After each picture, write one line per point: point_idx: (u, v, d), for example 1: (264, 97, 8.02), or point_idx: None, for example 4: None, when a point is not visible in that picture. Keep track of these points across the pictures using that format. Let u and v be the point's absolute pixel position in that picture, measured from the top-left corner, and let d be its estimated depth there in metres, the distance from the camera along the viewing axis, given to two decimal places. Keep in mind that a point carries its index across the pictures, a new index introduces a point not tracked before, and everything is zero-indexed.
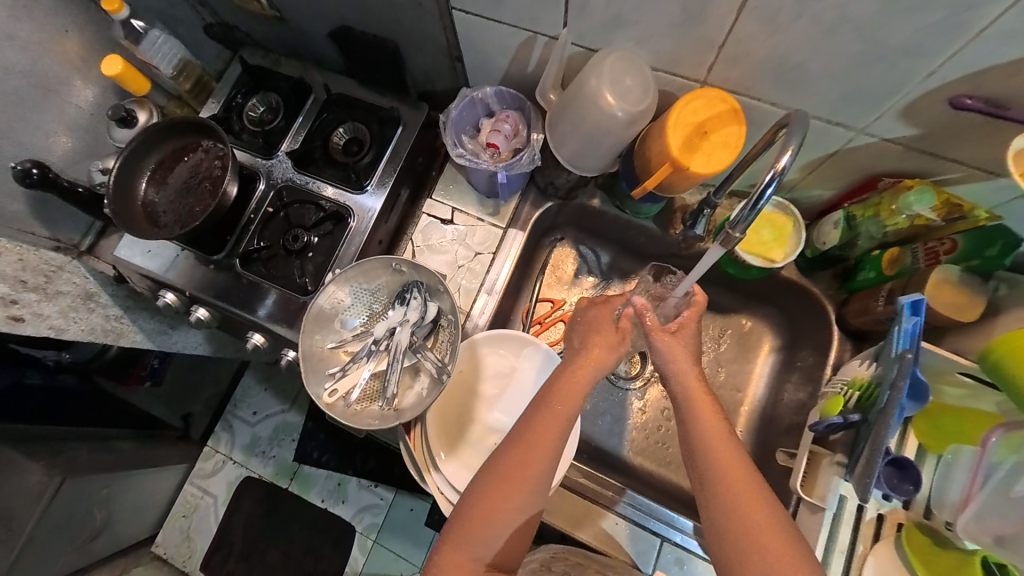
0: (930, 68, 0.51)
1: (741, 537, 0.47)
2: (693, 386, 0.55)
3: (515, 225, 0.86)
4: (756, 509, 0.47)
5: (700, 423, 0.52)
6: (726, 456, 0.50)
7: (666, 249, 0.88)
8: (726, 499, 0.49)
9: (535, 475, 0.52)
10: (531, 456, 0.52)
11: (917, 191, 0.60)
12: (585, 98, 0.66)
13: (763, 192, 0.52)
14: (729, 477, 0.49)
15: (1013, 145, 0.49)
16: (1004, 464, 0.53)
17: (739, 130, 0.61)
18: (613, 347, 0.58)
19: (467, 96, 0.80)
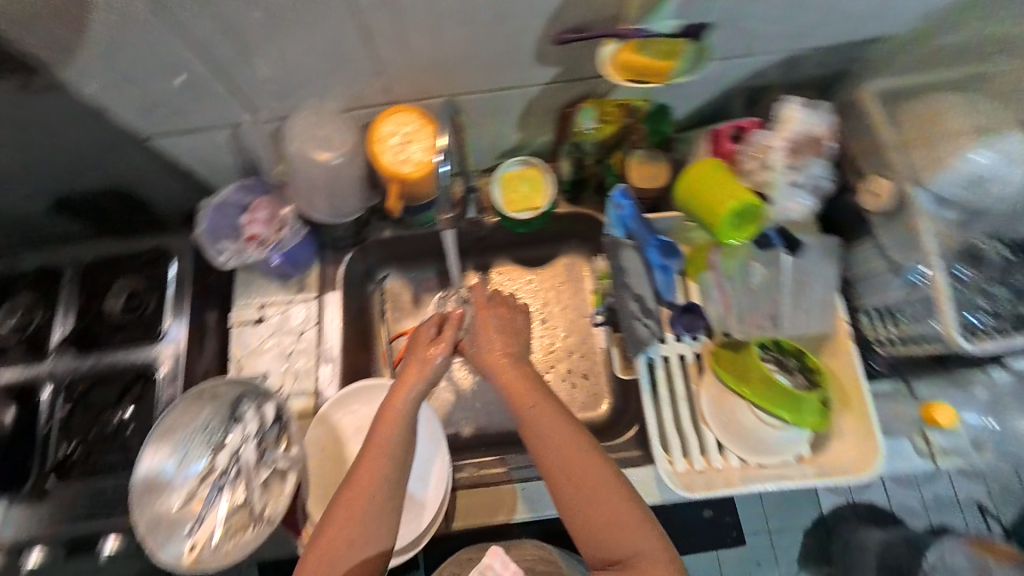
0: (526, 24, 0.62)
1: (575, 479, 0.58)
2: (515, 369, 0.65)
3: (329, 288, 0.87)
4: (581, 451, 0.59)
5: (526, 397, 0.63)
6: (553, 426, 0.61)
7: (471, 237, 0.95)
8: (554, 452, 0.60)
9: (359, 527, 0.53)
10: (362, 495, 0.54)
11: (581, 111, 0.76)
12: (300, 161, 0.70)
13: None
14: (559, 444, 0.60)
15: (602, 56, 0.63)
16: (729, 268, 0.71)
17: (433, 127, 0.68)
18: (421, 370, 0.63)
19: (210, 205, 0.81)
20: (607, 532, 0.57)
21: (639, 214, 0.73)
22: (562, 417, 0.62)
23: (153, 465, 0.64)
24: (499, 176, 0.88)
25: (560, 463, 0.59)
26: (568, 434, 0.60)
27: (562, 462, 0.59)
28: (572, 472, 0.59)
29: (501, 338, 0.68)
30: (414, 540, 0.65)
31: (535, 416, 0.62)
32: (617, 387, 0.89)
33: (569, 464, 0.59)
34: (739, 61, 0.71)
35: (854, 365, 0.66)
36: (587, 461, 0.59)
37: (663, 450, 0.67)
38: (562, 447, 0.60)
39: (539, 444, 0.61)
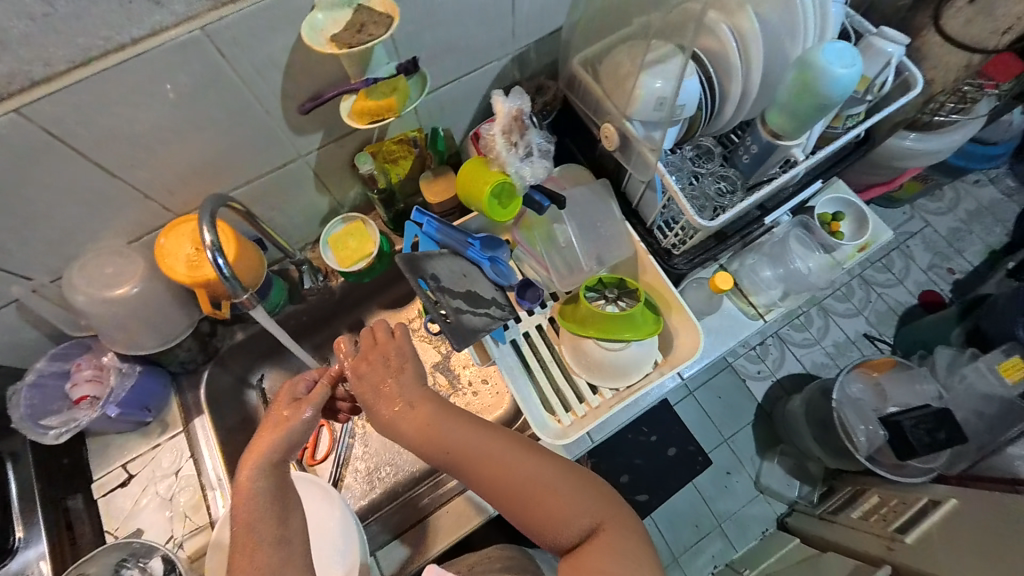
0: (264, 109, 0.66)
1: (501, 480, 0.61)
2: (409, 398, 0.64)
3: (194, 417, 0.86)
4: (498, 455, 0.62)
5: (434, 423, 0.63)
6: (473, 449, 0.62)
7: (328, 304, 0.97)
8: (476, 465, 0.62)
9: None
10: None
11: (359, 156, 0.81)
12: (98, 306, 0.69)
13: (215, 259, 0.57)
14: (485, 464, 0.62)
15: (344, 109, 0.68)
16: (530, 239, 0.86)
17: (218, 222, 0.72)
18: (272, 438, 0.61)
19: (22, 387, 0.76)
20: (551, 525, 0.61)
21: (444, 222, 0.80)
22: (478, 437, 0.63)
23: None
24: (326, 239, 0.92)
25: (490, 481, 0.62)
26: (483, 446, 0.62)
27: (492, 480, 0.61)
28: (505, 489, 0.61)
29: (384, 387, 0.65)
30: None
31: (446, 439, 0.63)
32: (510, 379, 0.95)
33: (491, 472, 0.61)
34: (473, 73, 0.82)
35: (659, 270, 0.81)
36: (513, 471, 0.61)
37: (548, 411, 0.79)
38: (486, 467, 0.62)
39: (468, 467, 0.62)
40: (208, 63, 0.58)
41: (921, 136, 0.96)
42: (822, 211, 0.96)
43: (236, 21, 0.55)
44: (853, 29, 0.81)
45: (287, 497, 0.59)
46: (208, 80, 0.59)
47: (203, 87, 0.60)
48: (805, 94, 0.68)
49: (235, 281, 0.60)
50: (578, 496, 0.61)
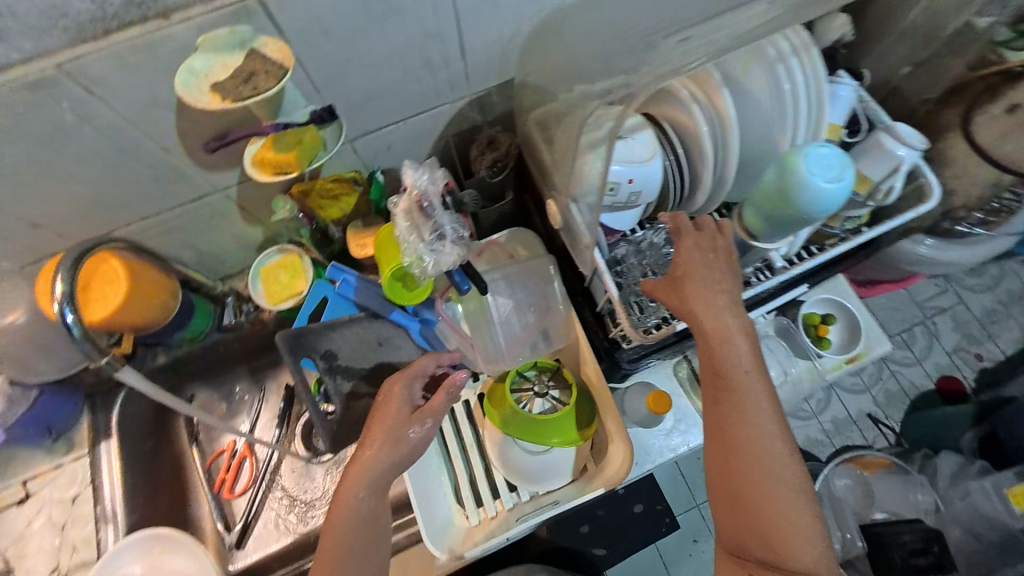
0: (157, 146, 0.61)
1: (755, 453, 0.50)
2: (724, 303, 0.54)
3: (100, 440, 0.81)
4: (773, 429, 0.51)
5: (741, 345, 0.53)
6: (745, 385, 0.52)
7: (255, 336, 0.91)
8: (740, 419, 0.51)
9: None
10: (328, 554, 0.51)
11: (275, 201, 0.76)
12: None
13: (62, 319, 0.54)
14: (739, 413, 0.51)
15: (249, 155, 0.63)
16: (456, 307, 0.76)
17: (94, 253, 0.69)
18: (392, 413, 0.57)
19: None
20: (757, 527, 0.49)
21: (365, 278, 0.73)
22: (756, 387, 0.52)
23: None
24: (259, 269, 0.86)
25: (730, 433, 0.51)
26: (766, 409, 0.51)
27: (734, 433, 0.51)
28: (739, 452, 0.51)
29: (693, 285, 0.54)
30: None
31: (745, 373, 0.52)
32: None
33: (752, 443, 0.50)
34: (415, 115, 0.73)
35: (595, 364, 0.69)
36: (760, 439, 0.50)
37: (457, 502, 0.70)
38: (741, 418, 0.51)
39: (734, 417, 0.51)
40: (77, 100, 0.52)
41: (938, 243, 0.84)
42: (811, 310, 0.83)
43: (103, 60, 0.49)
44: (867, 117, 0.69)
45: (382, 530, 0.54)
46: (84, 117, 0.54)
47: (81, 124, 0.55)
48: (783, 206, 0.59)
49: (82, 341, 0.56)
50: (808, 512, 0.49)
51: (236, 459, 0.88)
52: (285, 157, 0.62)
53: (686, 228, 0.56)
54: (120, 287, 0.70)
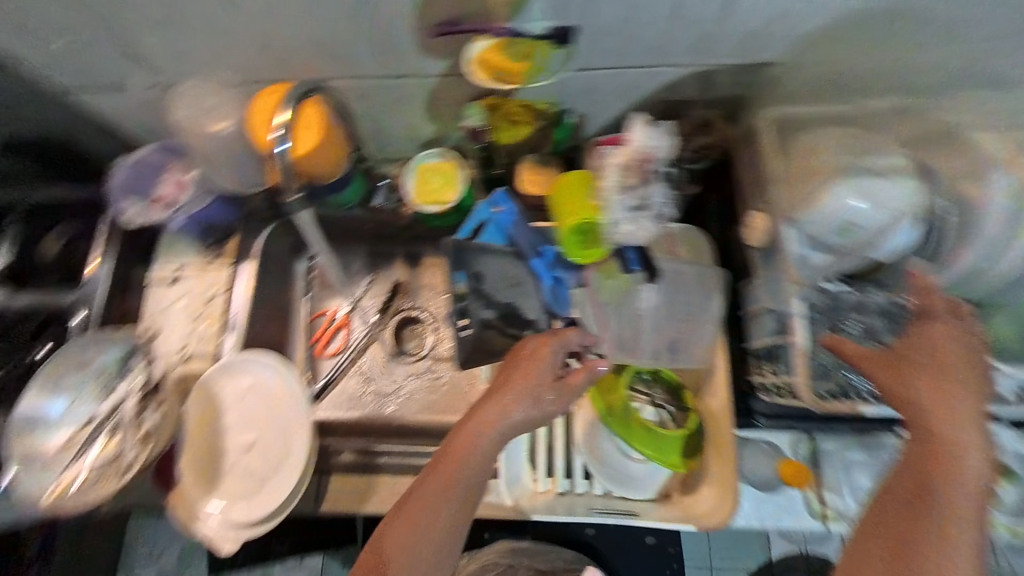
0: (393, 9, 0.60)
1: None
2: (961, 423, 0.48)
3: (240, 258, 0.90)
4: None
5: (963, 476, 0.47)
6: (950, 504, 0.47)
7: (390, 225, 0.95)
8: (926, 548, 0.46)
9: (433, 514, 0.55)
10: (447, 476, 0.56)
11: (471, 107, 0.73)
12: (187, 132, 0.73)
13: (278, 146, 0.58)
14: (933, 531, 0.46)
15: (470, 53, 0.61)
16: (605, 286, 0.66)
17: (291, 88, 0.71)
18: (537, 372, 0.60)
19: (128, 162, 0.84)
20: None
21: (523, 217, 0.71)
22: (961, 524, 0.46)
23: (31, 404, 0.68)
24: (415, 166, 0.86)
25: (906, 552, 0.46)
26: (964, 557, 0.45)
27: (911, 555, 0.46)
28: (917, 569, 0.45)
29: (923, 384, 0.50)
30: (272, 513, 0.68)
31: (952, 504, 0.46)
32: None
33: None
34: (634, 67, 0.67)
35: (725, 401, 0.63)
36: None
37: (528, 466, 0.66)
38: (931, 539, 0.46)
39: (915, 536, 0.46)
40: None
41: None
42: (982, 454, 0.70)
43: None
44: None
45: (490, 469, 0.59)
46: None
47: None
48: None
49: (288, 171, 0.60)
50: None
51: (331, 326, 0.95)
52: (513, 65, 0.60)
53: (941, 318, 0.51)
54: (318, 135, 0.72)
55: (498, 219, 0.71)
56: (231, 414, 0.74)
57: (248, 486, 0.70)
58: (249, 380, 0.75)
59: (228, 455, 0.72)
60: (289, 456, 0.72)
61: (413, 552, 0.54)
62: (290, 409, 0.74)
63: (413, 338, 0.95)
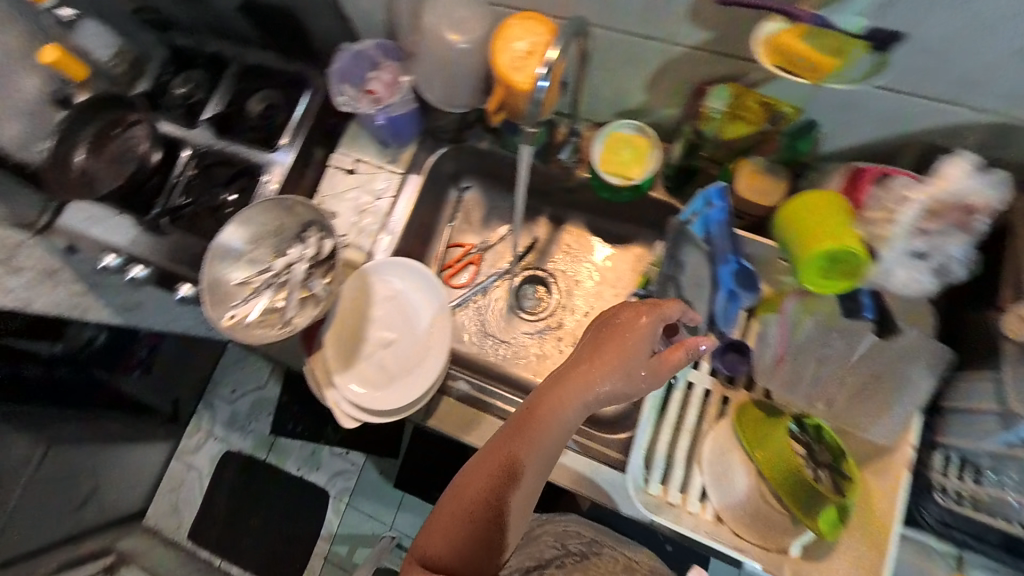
0: None
1: None
2: None
3: (413, 170, 0.95)
4: None
5: None
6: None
7: (556, 182, 0.96)
8: None
9: (516, 476, 0.57)
10: (530, 438, 0.58)
11: (715, 91, 0.67)
12: (428, 36, 0.72)
13: (539, 84, 0.55)
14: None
15: (763, 32, 0.55)
16: (800, 320, 0.67)
17: (531, 12, 0.67)
18: (632, 348, 0.60)
19: (349, 49, 0.86)
20: None
21: (734, 223, 0.64)
22: None
23: (229, 239, 0.80)
24: (606, 132, 0.82)
25: None
26: None
27: None
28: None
29: None
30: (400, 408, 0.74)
31: None
32: None
33: None
34: (905, 97, 0.60)
35: (899, 489, 0.58)
36: None
37: (643, 468, 0.64)
38: None
39: None
40: None
41: None
42: None
43: None
44: None
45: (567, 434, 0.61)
46: None
47: None
48: None
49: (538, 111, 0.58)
50: None
51: (466, 258, 1.04)
52: (820, 56, 0.52)
53: None
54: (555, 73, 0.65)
55: (705, 214, 0.65)
56: (375, 308, 0.81)
57: (373, 377, 0.78)
58: (397, 286, 0.81)
59: (366, 345, 0.80)
60: (421, 364, 0.77)
61: (495, 509, 0.56)
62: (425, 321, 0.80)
63: (531, 297, 1.02)
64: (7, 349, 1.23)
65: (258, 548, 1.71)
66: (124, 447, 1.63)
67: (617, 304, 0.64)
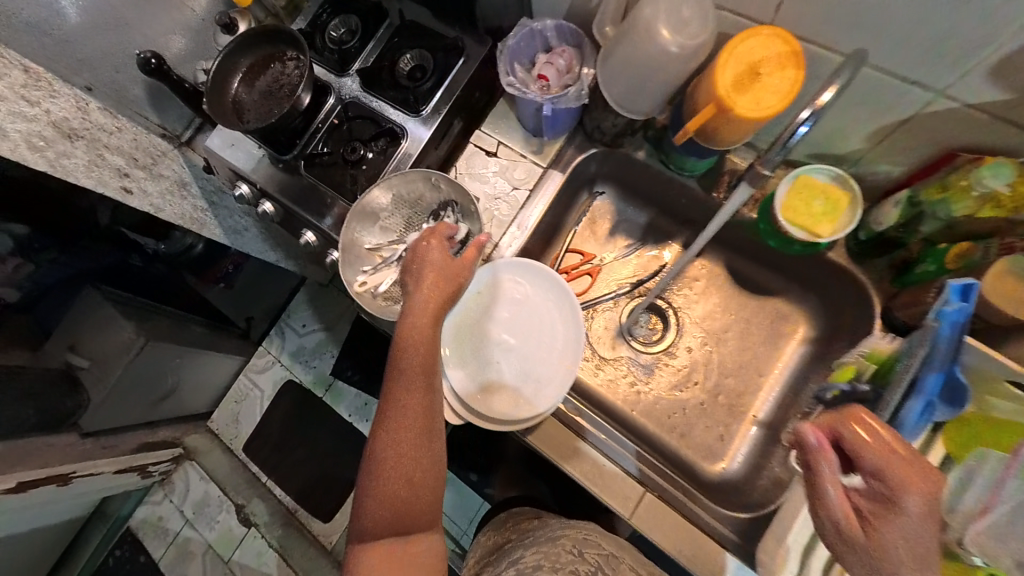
0: None
1: None
2: None
3: (556, 167, 0.89)
4: None
5: None
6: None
7: (708, 213, 0.86)
8: None
9: (408, 429, 0.64)
10: (410, 392, 0.65)
11: (992, 165, 0.54)
12: (638, 30, 0.63)
13: (797, 128, 0.44)
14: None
15: None
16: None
17: (776, 31, 0.55)
18: (434, 278, 0.68)
19: (527, 26, 0.78)
20: None
21: (970, 326, 0.55)
22: None
23: (372, 203, 0.79)
24: (796, 174, 0.72)
25: None
26: None
27: None
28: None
29: None
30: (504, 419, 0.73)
31: None
32: (741, 463, 0.85)
33: None
34: None
35: None
36: None
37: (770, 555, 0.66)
38: None
39: None
40: None
41: None
42: None
43: None
44: None
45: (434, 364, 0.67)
46: None
47: None
48: None
49: (783, 161, 0.47)
50: None
51: (583, 267, 0.98)
52: None
53: None
54: (779, 102, 0.55)
55: (940, 310, 0.57)
56: (500, 309, 0.78)
57: (489, 380, 0.75)
58: (528, 292, 0.77)
59: (487, 345, 0.77)
60: (540, 381, 0.74)
61: (405, 461, 0.63)
62: (552, 336, 0.76)
63: (644, 326, 0.95)
64: (119, 233, 1.36)
65: (297, 476, 1.76)
66: (202, 356, 1.67)
67: (417, 256, 0.70)
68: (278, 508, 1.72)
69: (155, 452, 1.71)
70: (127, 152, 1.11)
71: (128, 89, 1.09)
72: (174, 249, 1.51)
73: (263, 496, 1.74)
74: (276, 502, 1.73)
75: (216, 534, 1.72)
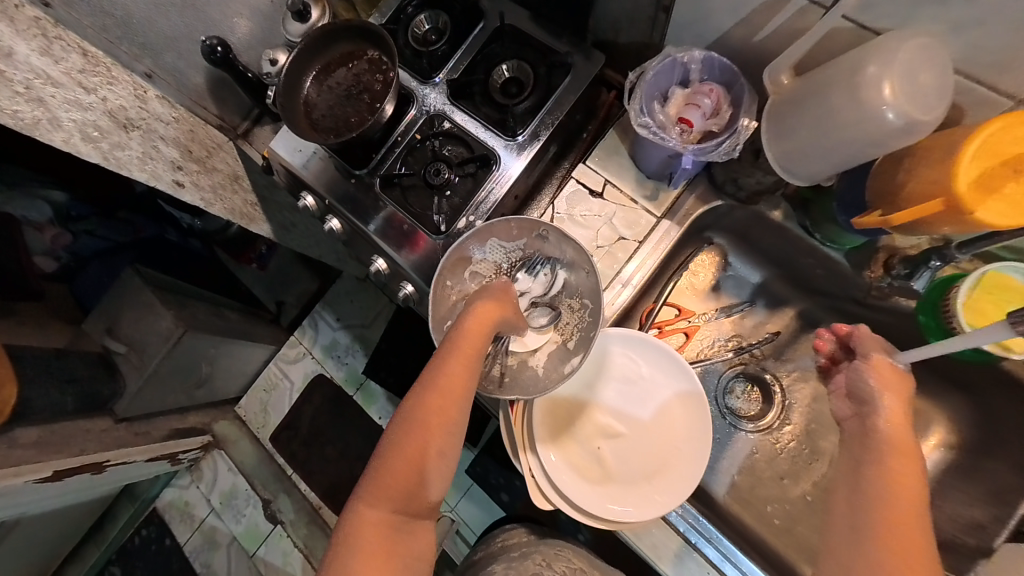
0: None
1: None
2: None
3: (670, 218, 0.77)
4: None
5: None
6: (889, 434, 0.59)
7: (848, 292, 0.74)
8: None
9: (434, 423, 0.55)
10: (444, 391, 0.56)
11: None
12: (845, 89, 0.51)
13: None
14: (894, 477, 0.56)
15: None
16: None
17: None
18: (497, 298, 0.62)
19: (669, 56, 0.66)
20: None
21: None
22: None
23: (469, 248, 0.70)
24: (986, 270, 0.63)
25: None
26: None
27: None
28: (895, 513, 0.54)
29: None
30: (609, 518, 0.64)
31: None
32: None
33: None
34: None
35: None
36: None
37: None
38: None
39: None
40: None
41: None
42: None
43: None
44: None
45: (473, 369, 0.57)
46: None
47: None
48: None
49: None
50: None
51: (679, 324, 0.85)
52: None
53: None
54: None
55: None
56: (607, 387, 0.71)
57: (592, 472, 0.67)
58: (643, 370, 0.70)
59: (587, 423, 0.70)
60: (659, 480, 0.66)
61: (418, 456, 0.54)
62: (668, 426, 0.69)
63: (742, 397, 0.86)
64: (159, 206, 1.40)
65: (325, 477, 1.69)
66: (237, 344, 1.47)
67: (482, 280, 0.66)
68: (303, 505, 1.61)
69: (186, 440, 1.58)
70: (181, 144, 1.00)
71: (189, 77, 0.99)
72: (211, 227, 1.51)
73: (289, 491, 1.63)
74: (301, 497, 1.62)
75: (243, 527, 1.66)
